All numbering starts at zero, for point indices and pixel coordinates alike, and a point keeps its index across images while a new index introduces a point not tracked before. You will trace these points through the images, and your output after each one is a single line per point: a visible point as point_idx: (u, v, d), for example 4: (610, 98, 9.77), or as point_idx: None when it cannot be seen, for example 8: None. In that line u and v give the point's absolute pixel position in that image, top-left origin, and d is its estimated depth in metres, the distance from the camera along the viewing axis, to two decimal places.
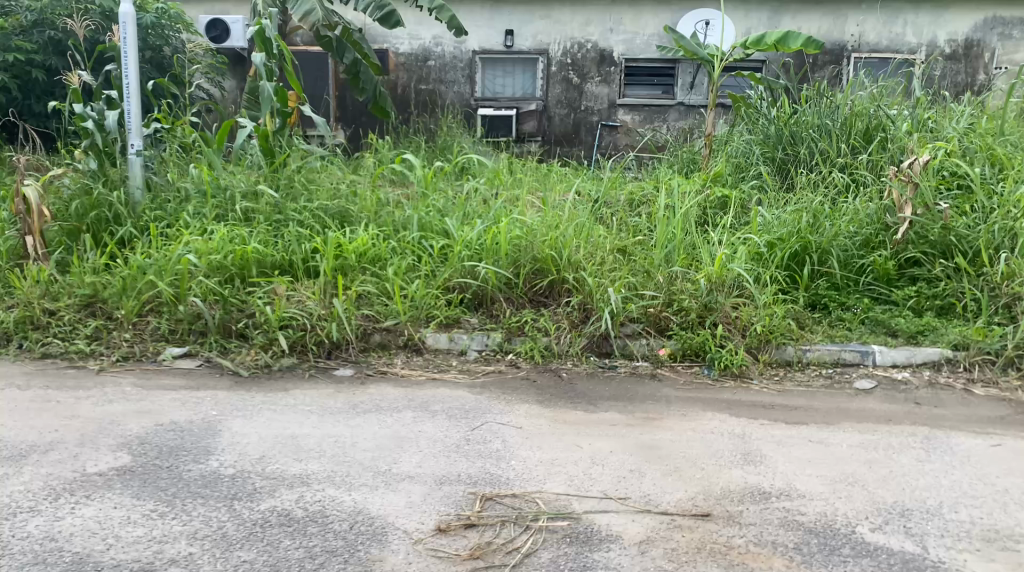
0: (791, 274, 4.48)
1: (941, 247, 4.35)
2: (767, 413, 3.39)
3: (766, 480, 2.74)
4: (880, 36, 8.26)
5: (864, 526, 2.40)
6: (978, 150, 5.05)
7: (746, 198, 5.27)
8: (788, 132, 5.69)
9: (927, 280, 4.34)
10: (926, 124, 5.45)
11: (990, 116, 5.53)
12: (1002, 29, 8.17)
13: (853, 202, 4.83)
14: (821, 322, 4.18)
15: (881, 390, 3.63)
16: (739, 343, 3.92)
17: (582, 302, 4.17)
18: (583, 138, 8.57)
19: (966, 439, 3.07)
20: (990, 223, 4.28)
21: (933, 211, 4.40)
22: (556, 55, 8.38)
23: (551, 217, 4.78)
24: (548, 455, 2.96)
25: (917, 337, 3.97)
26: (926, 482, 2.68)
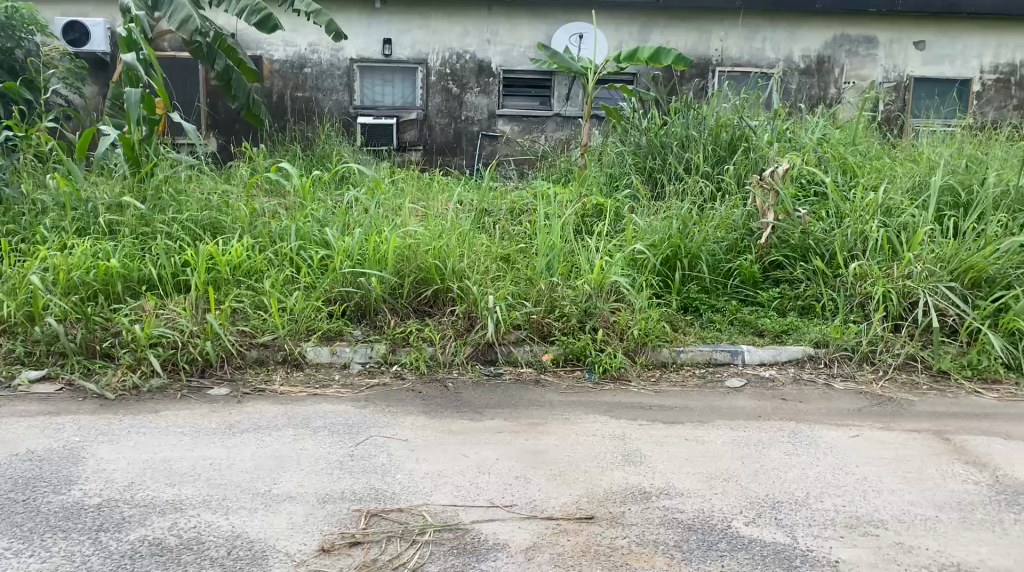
0: (664, 279, 4.63)
1: (801, 250, 4.63)
2: (645, 413, 3.48)
3: (646, 479, 2.82)
4: (741, 51, 8.71)
5: (739, 520, 2.51)
6: (831, 159, 5.41)
7: (621, 206, 5.41)
8: (659, 142, 5.92)
9: (789, 282, 4.59)
10: (784, 134, 5.79)
11: (842, 128, 5.92)
12: (849, 47, 8.76)
13: (720, 209, 5.05)
14: (693, 324, 4.36)
15: (750, 387, 3.80)
16: (617, 347, 4.02)
17: (466, 310, 4.16)
18: (464, 148, 8.60)
19: (828, 431, 3.25)
20: (844, 228, 4.57)
21: (793, 217, 4.69)
22: (435, 65, 8.38)
23: (433, 226, 4.76)
24: (435, 466, 2.94)
25: (781, 337, 4.19)
26: (794, 474, 2.83)
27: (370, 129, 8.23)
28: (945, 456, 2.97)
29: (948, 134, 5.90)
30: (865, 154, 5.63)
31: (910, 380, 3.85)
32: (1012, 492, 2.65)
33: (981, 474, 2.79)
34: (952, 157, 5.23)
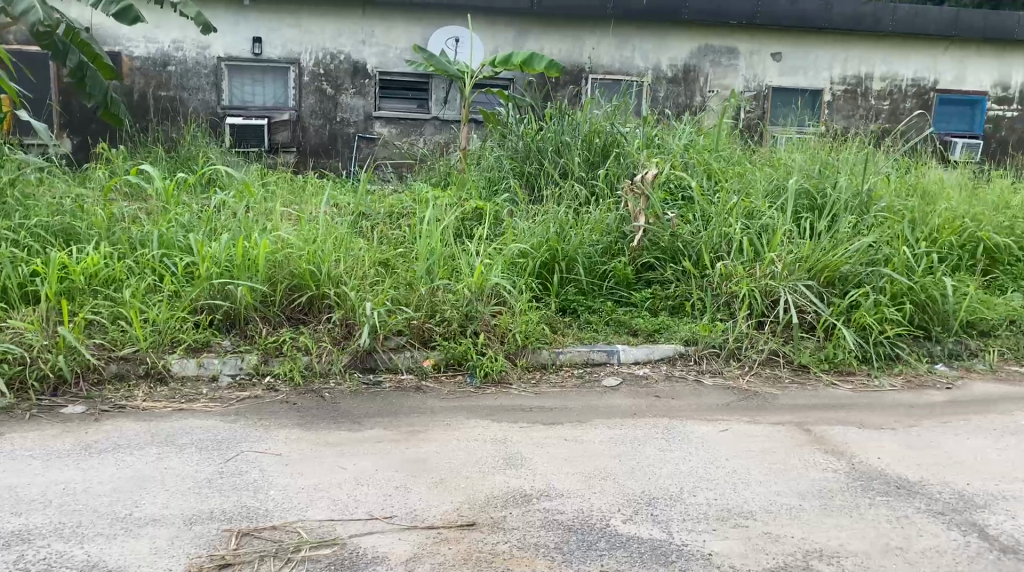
0: (543, 282, 4.67)
1: (671, 252, 4.79)
2: (526, 415, 3.50)
3: (527, 482, 2.82)
4: (613, 59, 8.95)
5: (617, 518, 2.55)
6: (697, 165, 5.63)
7: (499, 210, 5.43)
8: (535, 147, 5.99)
9: (661, 282, 4.74)
10: (654, 141, 5.97)
11: (707, 135, 6.17)
12: (713, 57, 9.16)
13: (595, 212, 5.14)
14: (571, 326, 4.42)
15: (626, 385, 3.89)
16: (498, 350, 4.02)
17: (344, 317, 4.05)
18: (339, 150, 8.42)
19: (700, 427, 3.36)
20: (710, 230, 4.76)
21: (663, 220, 4.85)
22: (307, 65, 8.16)
23: (307, 231, 4.60)
24: (310, 480, 2.84)
25: (654, 336, 4.32)
26: (668, 470, 2.91)
27: (240, 130, 7.90)
28: (806, 446, 3.13)
29: (803, 141, 6.25)
30: (728, 159, 5.88)
31: (774, 374, 4.04)
32: (867, 477, 2.81)
33: (839, 462, 2.95)
34: (806, 163, 5.54)
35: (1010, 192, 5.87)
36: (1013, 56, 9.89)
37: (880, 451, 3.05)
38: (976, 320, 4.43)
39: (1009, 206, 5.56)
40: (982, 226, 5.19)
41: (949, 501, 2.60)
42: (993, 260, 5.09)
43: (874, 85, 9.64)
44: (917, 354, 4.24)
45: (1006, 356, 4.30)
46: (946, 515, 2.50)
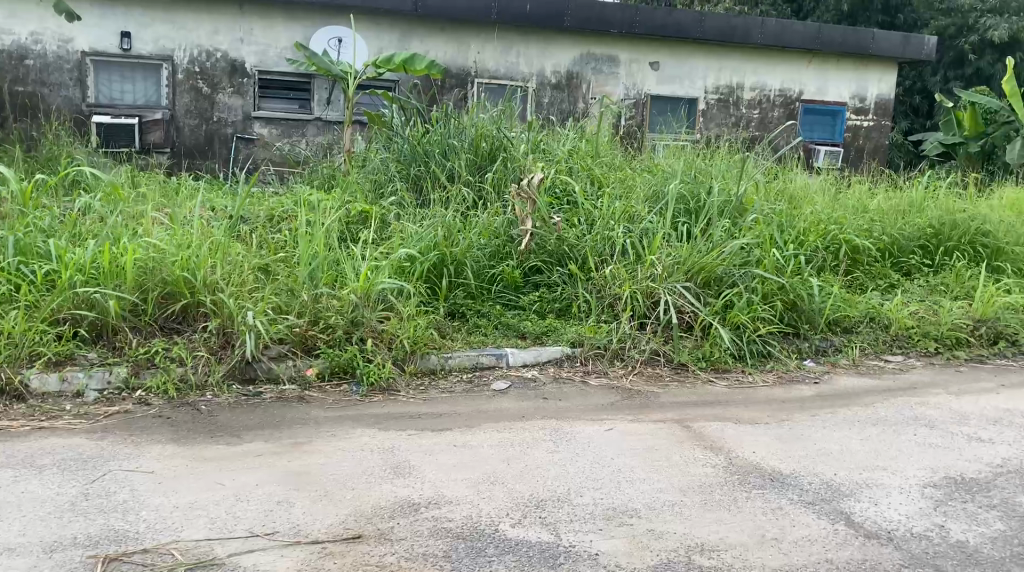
0: (431, 286, 4.63)
1: (557, 255, 4.85)
2: (413, 423, 3.45)
3: (415, 491, 2.78)
4: (497, 64, 9.01)
5: (506, 523, 2.54)
6: (581, 170, 5.73)
7: (385, 213, 5.35)
8: (421, 150, 5.95)
9: (548, 285, 4.79)
10: (539, 146, 6.03)
11: (590, 141, 6.28)
12: (594, 64, 9.37)
13: (482, 216, 5.15)
14: (459, 331, 4.40)
15: (514, 389, 3.90)
16: (386, 356, 3.96)
17: (221, 326, 3.88)
18: (217, 151, 8.10)
19: (585, 427, 3.41)
20: (594, 235, 4.84)
21: (549, 224, 4.90)
22: (182, 62, 7.81)
23: (181, 236, 4.38)
24: (185, 499, 2.69)
25: (542, 338, 4.37)
26: (556, 472, 2.93)
27: (108, 129, 7.52)
28: (687, 443, 3.22)
29: (680, 148, 6.46)
30: (611, 165, 6.02)
31: (656, 373, 4.16)
32: (744, 471, 2.92)
33: (718, 457, 3.06)
34: (684, 168, 5.72)
35: (868, 196, 6.27)
36: (868, 70, 10.60)
37: (754, 445, 3.18)
38: (841, 318, 4.70)
39: (867, 209, 5.94)
40: (844, 228, 5.52)
41: (818, 491, 2.73)
42: (854, 260, 5.42)
43: (745, 94, 10.11)
44: (787, 351, 4.46)
45: (867, 351, 4.57)
46: (816, 505, 2.62)
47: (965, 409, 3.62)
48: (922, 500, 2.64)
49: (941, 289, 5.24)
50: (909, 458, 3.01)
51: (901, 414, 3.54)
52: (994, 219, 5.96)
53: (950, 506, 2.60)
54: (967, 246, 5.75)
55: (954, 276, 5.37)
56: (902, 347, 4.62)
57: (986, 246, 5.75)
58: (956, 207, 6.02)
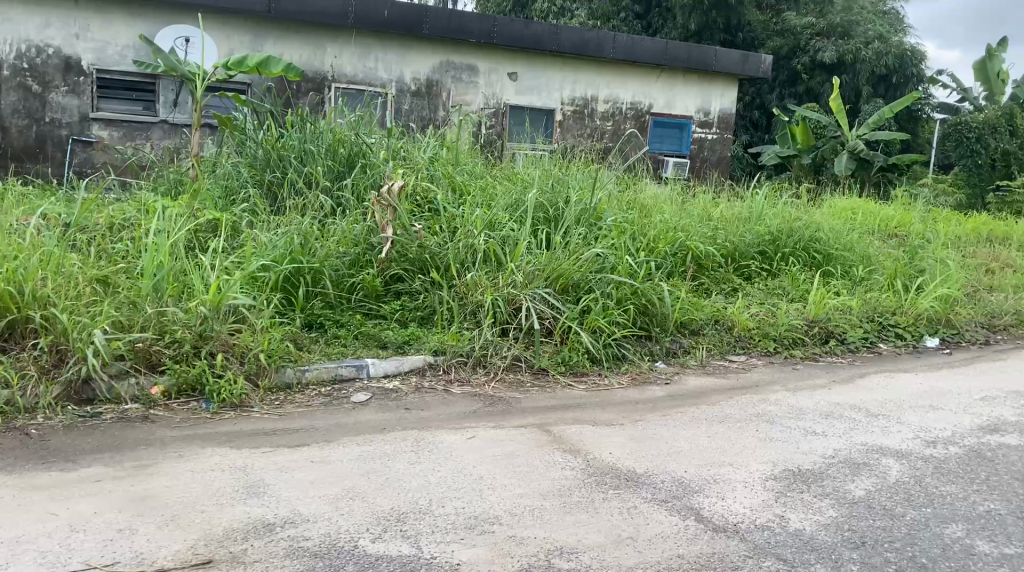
0: (287, 297, 4.49)
1: (419, 264, 4.82)
2: (269, 440, 3.32)
3: (270, 510, 2.67)
4: (355, 69, 8.88)
5: (366, 538, 2.49)
6: (442, 177, 5.74)
7: (237, 220, 5.14)
8: (276, 156, 5.76)
9: (409, 293, 4.75)
10: (398, 153, 5.98)
11: (450, 148, 6.28)
12: (454, 73, 9.42)
13: (340, 223, 5.05)
14: (317, 342, 4.28)
15: (375, 400, 3.83)
16: (238, 371, 3.79)
17: (53, 343, 3.60)
18: (49, 154, 7.53)
19: (447, 436, 3.40)
20: (455, 242, 4.84)
21: (410, 231, 4.87)
22: (7, 57, 7.21)
23: (6, 246, 4.02)
24: (13, 532, 2.47)
25: (403, 348, 4.31)
26: (418, 483, 2.90)
27: None
28: (546, 447, 3.27)
29: (539, 157, 6.59)
30: (471, 173, 6.04)
31: (516, 379, 4.19)
32: (601, 473, 2.99)
33: (576, 460, 3.12)
34: (543, 177, 5.84)
35: (713, 205, 6.62)
36: (711, 86, 11.23)
37: (611, 446, 3.28)
38: (689, 321, 4.93)
39: (712, 218, 6.27)
40: (691, 236, 5.78)
41: (671, 489, 2.83)
42: (700, 266, 5.70)
43: (599, 106, 10.47)
44: (640, 353, 4.62)
45: (713, 351, 4.80)
46: (669, 502, 2.72)
47: (800, 404, 3.88)
48: (764, 492, 2.79)
49: (779, 292, 5.60)
50: (752, 453, 3.19)
51: (744, 411, 3.75)
52: (824, 227, 6.44)
53: (789, 496, 2.76)
54: (801, 251, 6.18)
55: (790, 281, 5.75)
56: (744, 348, 4.89)
57: (818, 252, 6.19)
58: (791, 216, 6.46)
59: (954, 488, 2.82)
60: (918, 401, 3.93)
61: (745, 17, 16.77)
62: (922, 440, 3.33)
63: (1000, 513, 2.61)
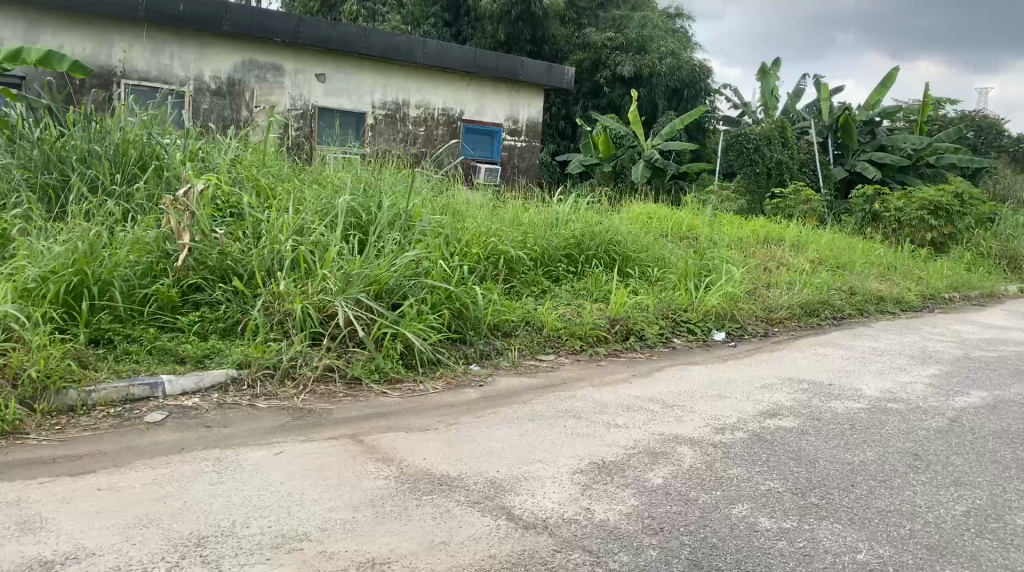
0: (69, 310, 4.09)
1: (219, 272, 4.57)
2: (47, 469, 3.00)
3: (49, 547, 2.42)
4: (148, 65, 8.64)
5: (160, 568, 2.31)
6: (245, 180, 5.47)
7: (9, 227, 4.62)
8: (54, 156, 5.24)
9: (210, 304, 4.49)
10: (197, 155, 5.63)
11: (254, 151, 6.01)
12: (258, 73, 9.38)
13: (131, 230, 4.67)
14: (105, 359, 3.93)
15: (172, 419, 3.58)
16: (10, 395, 3.42)
17: None
18: None
19: (253, 453, 3.24)
20: (260, 248, 4.63)
21: (210, 237, 4.60)
22: None
23: None
24: None
25: (203, 362, 4.06)
26: (219, 504, 2.74)
27: None
28: (359, 457, 3.21)
29: (347, 160, 6.45)
30: (277, 176, 5.81)
31: (328, 390, 4.06)
32: (414, 479, 2.97)
33: (389, 468, 3.08)
34: (354, 181, 5.74)
35: (521, 210, 6.78)
36: (519, 96, 11.75)
37: (424, 451, 3.26)
38: (501, 322, 5.02)
39: (520, 222, 6.42)
40: (502, 241, 5.88)
41: (483, 490, 2.86)
42: (512, 269, 5.82)
43: (411, 112, 10.69)
44: (454, 356, 4.63)
45: (525, 352, 4.91)
46: (481, 504, 2.74)
47: (604, 398, 4.05)
48: (572, 486, 2.89)
49: (584, 293, 5.84)
50: (560, 449, 3.29)
51: (552, 408, 3.87)
52: (623, 231, 6.80)
53: (595, 489, 2.88)
54: (603, 254, 6.48)
55: (593, 282, 6.01)
56: (553, 347, 5.04)
57: (618, 253, 6.52)
58: (594, 221, 6.77)
59: (740, 470, 3.06)
60: (707, 391, 4.24)
61: (549, 29, 17.40)
62: (712, 427, 3.59)
63: (778, 490, 2.86)
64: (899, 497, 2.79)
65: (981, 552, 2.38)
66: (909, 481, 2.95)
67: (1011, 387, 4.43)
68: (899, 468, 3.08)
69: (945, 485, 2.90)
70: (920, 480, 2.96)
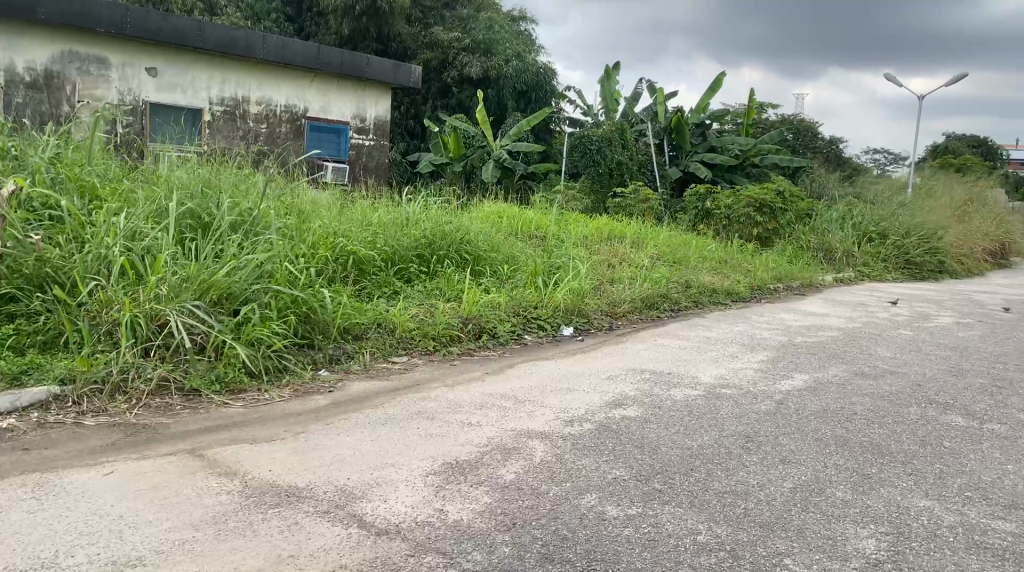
0: None
1: (37, 281, 4.21)
2: None
3: None
4: None
5: None
6: (67, 180, 5.05)
7: None
8: None
9: (26, 316, 4.14)
10: (9, 153, 5.14)
11: (76, 148, 5.57)
12: (79, 65, 8.78)
13: None
14: None
15: None
16: None
17: None
18: None
19: (79, 475, 3.00)
20: (84, 254, 4.29)
21: (25, 243, 4.22)
22: None
23: None
24: None
25: (19, 379, 3.71)
26: (39, 535, 2.51)
27: None
28: (199, 472, 3.04)
29: (182, 159, 6.11)
30: (102, 177, 5.40)
31: (164, 404, 3.81)
32: (260, 493, 2.84)
33: (232, 483, 2.93)
34: (190, 181, 5.45)
35: (370, 211, 6.68)
36: (365, 94, 11.61)
37: (270, 463, 3.14)
38: (350, 326, 4.92)
39: (369, 223, 6.31)
40: (350, 242, 5.77)
41: (333, 498, 2.79)
42: (361, 270, 5.71)
43: (251, 108, 10.33)
44: (302, 362, 4.47)
45: (376, 354, 4.82)
46: (330, 513, 2.67)
47: (458, 398, 4.05)
48: (424, 489, 2.86)
49: (435, 293, 5.82)
50: (413, 451, 3.26)
51: (404, 411, 3.82)
52: (473, 230, 6.83)
53: (449, 489, 2.87)
54: (454, 253, 6.47)
55: (445, 282, 6.00)
56: (406, 349, 4.97)
57: (469, 253, 6.54)
58: (445, 220, 6.76)
59: (588, 461, 3.14)
60: (557, 385, 4.34)
61: (395, 26, 17.25)
62: (561, 421, 3.67)
63: (624, 478, 2.96)
64: (733, 478, 2.96)
65: (806, 525, 2.56)
66: (742, 462, 3.13)
67: (828, 369, 4.82)
68: (733, 450, 3.27)
69: (774, 464, 3.11)
70: (752, 461, 3.15)
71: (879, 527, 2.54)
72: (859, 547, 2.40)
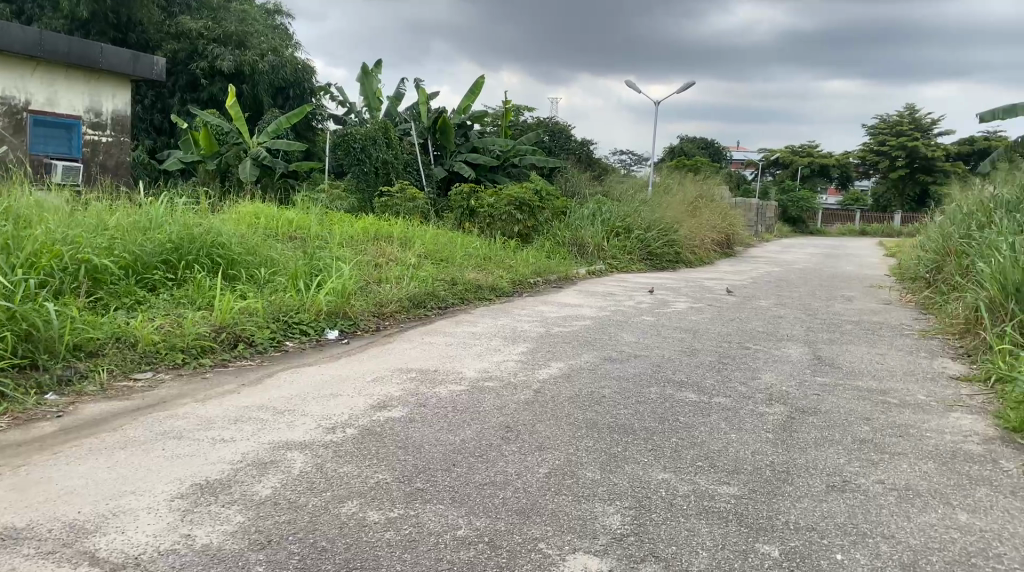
0: None
1: None
2: None
3: None
4: None
5: None
6: None
7: None
8: None
9: None
10: None
11: None
12: None
13: None
14: None
15: None
16: None
17: None
18: None
19: None
20: None
21: None
22: None
23: None
24: None
25: None
26: None
27: None
28: None
29: None
30: None
31: None
32: None
33: None
34: None
35: (105, 214, 6.08)
36: (99, 87, 10.61)
37: None
38: (83, 342, 4.46)
39: (105, 228, 5.75)
40: (81, 248, 5.21)
41: (58, 537, 2.49)
42: (96, 280, 5.21)
43: None
44: (23, 387, 3.95)
45: (115, 371, 4.38)
46: (56, 552, 2.38)
47: (210, 413, 3.80)
48: (169, 514, 2.65)
49: (184, 302, 5.43)
50: (156, 475, 3.00)
51: (148, 432, 3.51)
52: (226, 233, 6.43)
53: (196, 512, 2.67)
54: (205, 258, 6.07)
55: (196, 289, 5.61)
56: (151, 363, 4.57)
57: (221, 257, 6.17)
58: (193, 223, 6.31)
59: (350, 467, 3.07)
60: (320, 391, 4.21)
61: (136, 13, 15.93)
62: (323, 428, 3.56)
63: (386, 481, 2.93)
64: (493, 469, 3.03)
65: (559, 508, 2.67)
66: (501, 453, 3.22)
67: (581, 356, 5.10)
68: (493, 442, 3.35)
69: (531, 452, 3.23)
70: (511, 450, 3.25)
71: (623, 502, 2.71)
72: (605, 523, 2.55)
